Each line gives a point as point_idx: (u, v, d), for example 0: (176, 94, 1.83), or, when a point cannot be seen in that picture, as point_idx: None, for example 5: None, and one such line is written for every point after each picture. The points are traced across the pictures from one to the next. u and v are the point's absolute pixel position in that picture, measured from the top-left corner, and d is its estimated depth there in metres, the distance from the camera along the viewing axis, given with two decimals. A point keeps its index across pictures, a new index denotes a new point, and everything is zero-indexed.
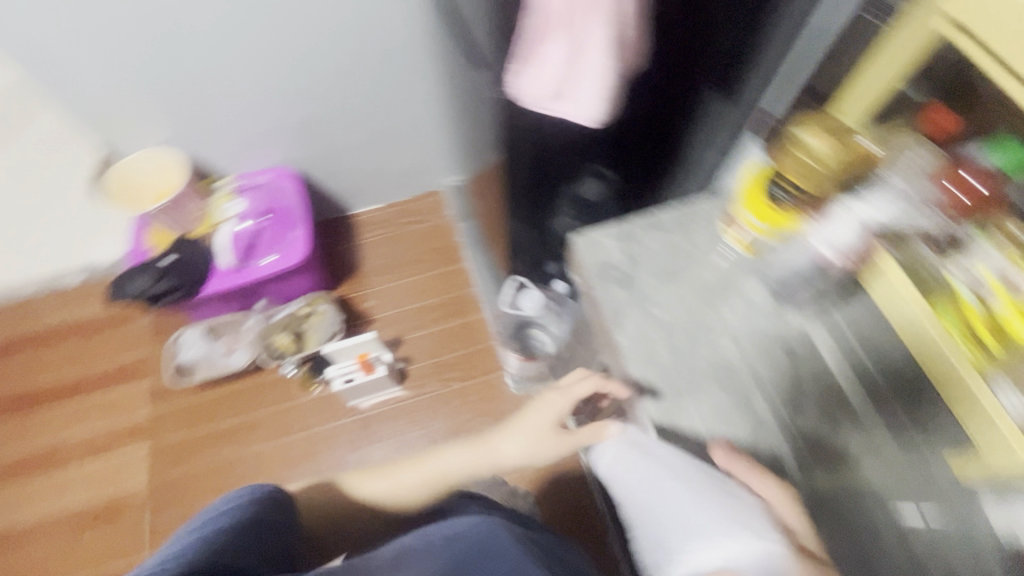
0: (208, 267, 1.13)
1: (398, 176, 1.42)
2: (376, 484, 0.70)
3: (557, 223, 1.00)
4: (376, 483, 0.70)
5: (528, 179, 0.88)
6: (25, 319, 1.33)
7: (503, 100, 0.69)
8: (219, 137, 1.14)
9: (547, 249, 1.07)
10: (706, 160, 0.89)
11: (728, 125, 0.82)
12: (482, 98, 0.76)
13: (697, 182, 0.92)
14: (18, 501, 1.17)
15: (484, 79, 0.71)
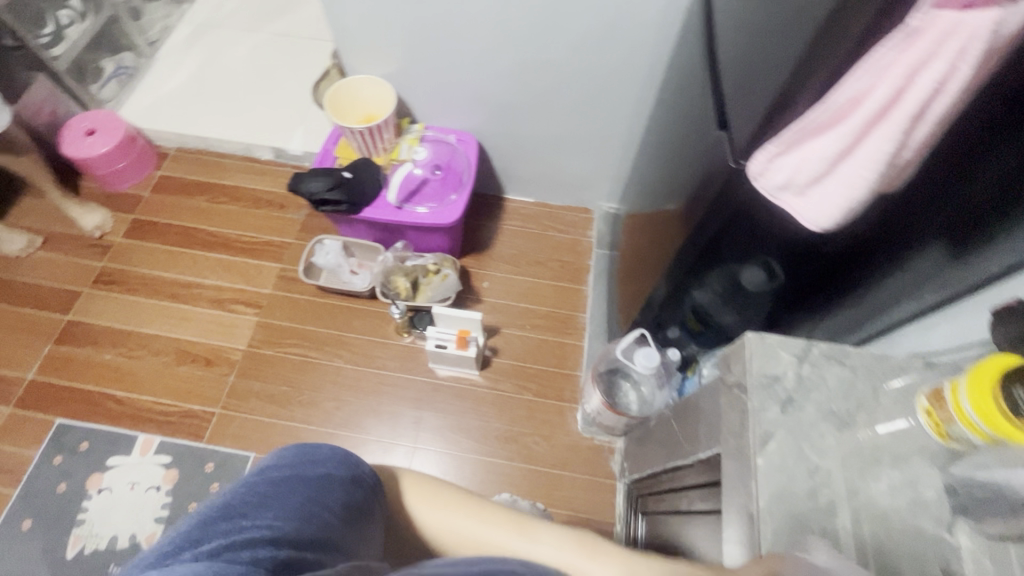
0: (374, 195, 1.21)
1: (562, 182, 1.44)
2: (447, 524, 0.61)
3: (701, 302, 0.96)
4: (448, 527, 0.61)
5: (699, 262, 0.84)
6: (217, 173, 1.54)
7: (721, 172, 0.67)
8: (429, 90, 1.22)
9: (678, 318, 1.03)
10: (890, 310, 0.75)
11: (932, 288, 0.67)
12: (698, 155, 0.74)
13: (870, 327, 0.79)
14: (147, 313, 1.33)
15: (709, 138, 0.69)
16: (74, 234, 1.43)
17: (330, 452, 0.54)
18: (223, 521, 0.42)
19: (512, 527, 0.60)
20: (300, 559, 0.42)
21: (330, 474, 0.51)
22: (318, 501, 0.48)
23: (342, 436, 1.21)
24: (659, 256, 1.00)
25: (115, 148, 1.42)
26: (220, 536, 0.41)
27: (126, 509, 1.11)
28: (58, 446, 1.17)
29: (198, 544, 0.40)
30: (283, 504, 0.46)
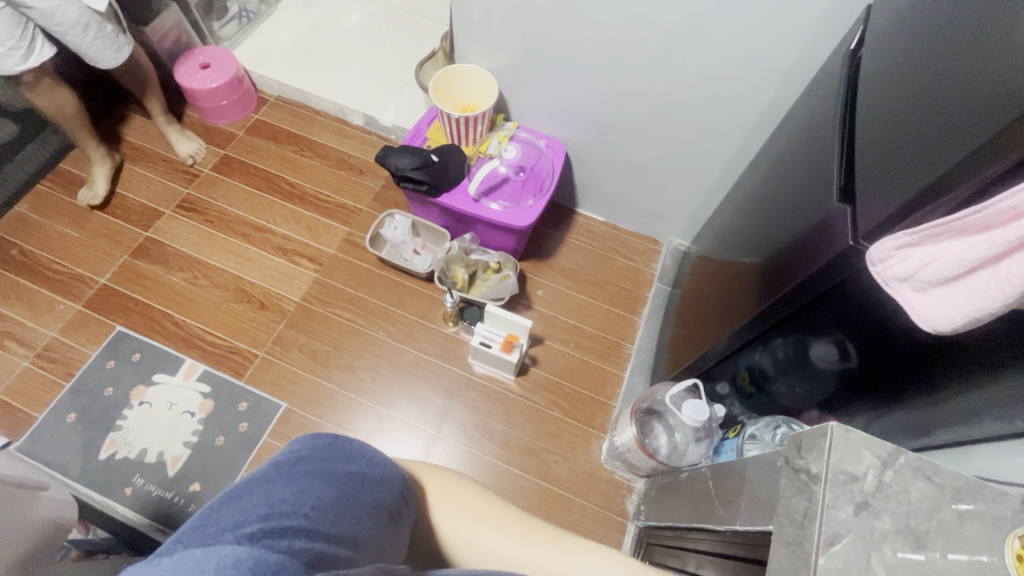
0: (454, 183, 1.22)
1: (638, 209, 1.42)
2: (469, 526, 0.66)
3: (758, 367, 0.92)
4: (470, 527, 0.66)
5: (763, 334, 0.81)
6: (307, 129, 1.59)
7: (821, 247, 0.64)
8: (531, 92, 1.22)
9: (733, 375, 1.00)
10: (963, 425, 0.68)
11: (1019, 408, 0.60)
12: (799, 221, 0.71)
13: (932, 443, 0.72)
14: (217, 246, 1.39)
15: (819, 207, 0.66)
16: (169, 157, 1.51)
17: (359, 449, 0.56)
18: (264, 503, 0.44)
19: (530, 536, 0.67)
20: (329, 554, 0.44)
21: (357, 472, 0.54)
22: (345, 497, 0.50)
23: (369, 408, 1.23)
24: (724, 308, 0.96)
25: (223, 86, 1.49)
26: (263, 519, 0.42)
27: (161, 426, 1.17)
28: (114, 352, 1.24)
29: (245, 525, 0.41)
30: (315, 496, 0.48)
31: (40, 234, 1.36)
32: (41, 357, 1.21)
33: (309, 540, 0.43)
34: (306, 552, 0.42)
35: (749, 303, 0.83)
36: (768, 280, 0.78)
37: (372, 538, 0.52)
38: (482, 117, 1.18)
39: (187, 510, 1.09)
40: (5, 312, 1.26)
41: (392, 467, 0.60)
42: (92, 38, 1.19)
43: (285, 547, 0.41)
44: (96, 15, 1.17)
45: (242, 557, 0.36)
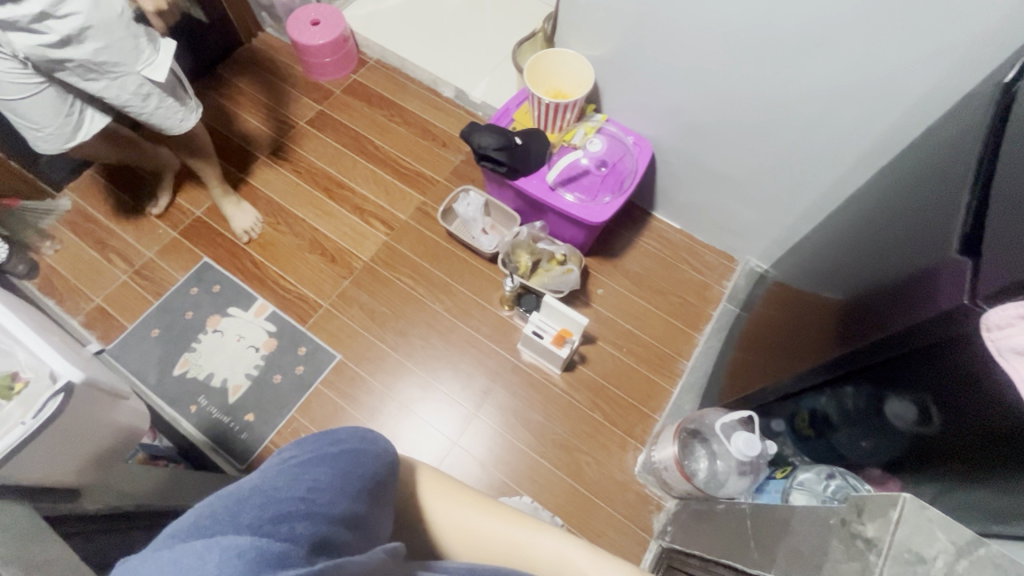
0: (533, 168, 1.20)
1: (717, 222, 1.35)
2: (458, 511, 0.68)
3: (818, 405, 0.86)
4: (458, 512, 0.68)
5: (832, 377, 0.75)
6: (399, 95, 1.63)
7: (920, 294, 0.58)
8: (627, 87, 1.18)
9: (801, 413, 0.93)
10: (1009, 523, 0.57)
11: None
12: (903, 266, 0.65)
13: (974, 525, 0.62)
14: (300, 196, 1.46)
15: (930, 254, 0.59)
16: (270, 105, 1.59)
17: (355, 432, 0.59)
18: (261, 493, 0.46)
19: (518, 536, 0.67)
20: (331, 538, 0.46)
21: (351, 449, 0.56)
22: (344, 475, 0.53)
23: (415, 374, 1.26)
24: (795, 343, 0.90)
25: (329, 44, 1.55)
26: (260, 508, 0.44)
27: (228, 357, 1.26)
28: (198, 280, 1.34)
29: (242, 514, 0.43)
30: (308, 479, 0.50)
31: (149, 159, 1.47)
32: (138, 274, 1.34)
33: (309, 524, 0.45)
34: (307, 536, 0.44)
35: (827, 338, 0.77)
36: (851, 322, 0.72)
37: (374, 510, 0.54)
38: (572, 105, 1.15)
39: (239, 436, 1.17)
40: (112, 226, 1.38)
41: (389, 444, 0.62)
42: (154, 108, 1.06)
43: (286, 534, 0.43)
44: (157, 86, 1.03)
45: (246, 545, 0.38)
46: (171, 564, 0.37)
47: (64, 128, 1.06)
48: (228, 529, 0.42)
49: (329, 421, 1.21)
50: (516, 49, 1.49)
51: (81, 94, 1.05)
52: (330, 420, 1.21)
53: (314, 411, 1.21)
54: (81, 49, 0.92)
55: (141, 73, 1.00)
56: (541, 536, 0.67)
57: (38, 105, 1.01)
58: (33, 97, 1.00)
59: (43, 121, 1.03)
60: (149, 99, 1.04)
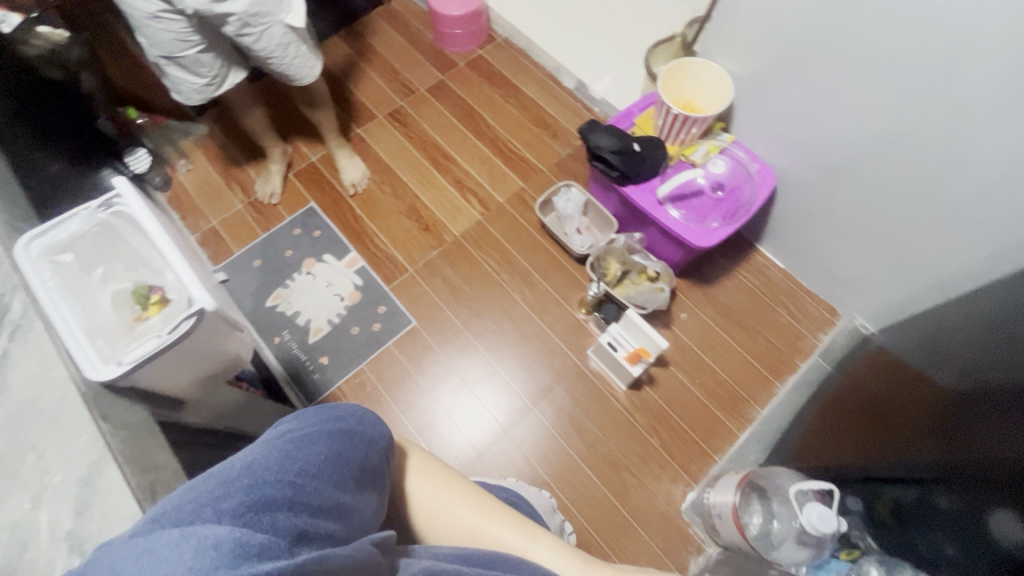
0: (645, 178, 1.16)
1: (830, 270, 1.25)
2: (440, 498, 0.72)
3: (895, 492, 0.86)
4: (440, 499, 0.72)
5: (927, 476, 0.77)
6: (519, 77, 1.62)
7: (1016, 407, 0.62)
8: (764, 112, 1.11)
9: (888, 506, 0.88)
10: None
11: None
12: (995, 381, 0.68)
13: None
14: (408, 161, 1.50)
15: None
16: (396, 66, 1.64)
17: (348, 412, 0.58)
18: (246, 475, 0.42)
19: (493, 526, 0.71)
20: (319, 528, 0.43)
21: (342, 433, 0.54)
22: (336, 458, 0.51)
23: (482, 356, 1.28)
24: (879, 428, 0.91)
25: (464, 16, 1.56)
26: (244, 492, 0.40)
27: (315, 300, 1.33)
28: (302, 222, 1.42)
29: (224, 500, 0.39)
30: (302, 461, 0.47)
31: (279, 100, 1.55)
32: (252, 205, 1.44)
33: (295, 513, 0.42)
34: (291, 526, 0.41)
35: (921, 432, 0.79)
36: (945, 420, 0.75)
37: (363, 497, 0.52)
38: (701, 120, 1.09)
39: (310, 375, 1.25)
40: (237, 157, 1.48)
41: (381, 430, 0.61)
42: (291, 57, 1.12)
43: (267, 525, 0.40)
44: (296, 32, 1.09)
45: (223, 537, 0.35)
46: (139, 554, 0.33)
47: (211, 81, 1.15)
48: (207, 516, 0.38)
49: (393, 381, 1.25)
50: (650, 51, 1.43)
51: (224, 45, 1.11)
52: (393, 381, 1.25)
53: (382, 368, 1.26)
54: (239, 3, 0.97)
55: (284, 21, 1.05)
56: (512, 534, 0.71)
57: (193, 61, 1.09)
58: (190, 53, 1.06)
59: (194, 75, 1.12)
60: (288, 49, 1.10)
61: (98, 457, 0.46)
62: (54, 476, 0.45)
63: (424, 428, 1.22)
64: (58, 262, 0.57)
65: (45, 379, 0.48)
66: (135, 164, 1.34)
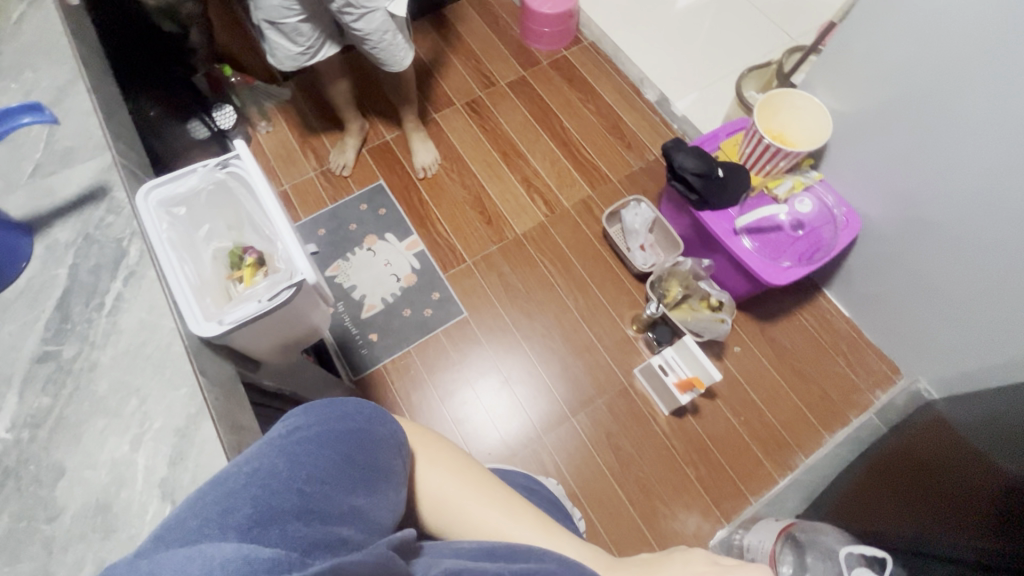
0: (724, 205, 1.12)
1: (900, 327, 1.20)
2: (453, 489, 0.66)
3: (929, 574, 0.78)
4: (454, 490, 0.66)
5: (975, 561, 0.70)
6: (601, 83, 1.60)
7: None
8: (860, 155, 1.06)
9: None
10: None
11: None
12: None
13: None
14: (479, 152, 1.50)
15: None
16: (480, 56, 1.64)
17: (356, 407, 0.51)
18: (253, 485, 0.38)
19: (512, 512, 0.66)
20: (333, 535, 0.39)
21: (354, 430, 0.48)
22: (348, 461, 0.45)
23: (527, 358, 1.28)
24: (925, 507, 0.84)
25: (555, 15, 1.55)
26: (252, 505, 0.37)
27: (373, 277, 1.35)
28: (370, 199, 1.44)
29: (231, 515, 0.36)
30: (312, 465, 0.42)
31: (363, 75, 1.58)
32: (324, 174, 1.46)
33: (306, 523, 0.38)
34: (302, 537, 0.37)
35: (968, 514, 0.74)
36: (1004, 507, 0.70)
37: (382, 496, 0.47)
38: (793, 155, 1.06)
39: (359, 349, 1.27)
40: (316, 125, 1.51)
41: (392, 425, 0.55)
42: (385, 43, 1.13)
43: (276, 538, 0.36)
44: (395, 20, 1.10)
45: (230, 557, 0.32)
46: None
47: (304, 52, 1.16)
48: (214, 533, 0.35)
49: (436, 369, 1.26)
50: (741, 75, 1.39)
51: (324, 19, 1.13)
52: (437, 368, 1.27)
53: (428, 354, 1.27)
54: None
55: (387, 9, 1.06)
56: (530, 532, 0.65)
57: (293, 30, 1.10)
58: (291, 22, 1.08)
59: (291, 43, 1.14)
60: (384, 35, 1.11)
61: (197, 410, 0.48)
62: (154, 422, 0.47)
63: (460, 420, 1.22)
64: (174, 214, 0.61)
65: (156, 326, 0.51)
66: (222, 121, 1.35)
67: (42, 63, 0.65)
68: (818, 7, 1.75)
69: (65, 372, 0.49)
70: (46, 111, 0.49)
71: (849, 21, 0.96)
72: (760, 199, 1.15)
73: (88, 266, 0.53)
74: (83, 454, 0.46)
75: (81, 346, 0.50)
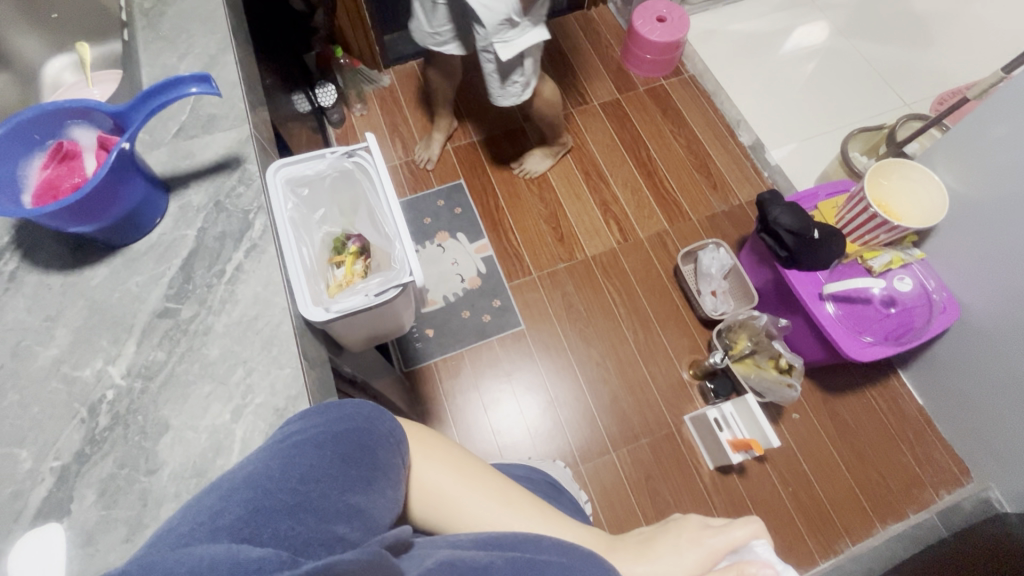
0: (815, 267, 1.07)
1: (979, 426, 1.12)
2: (451, 485, 0.55)
3: None
4: (453, 486, 0.55)
5: None
6: (695, 119, 1.57)
7: None
8: (973, 242, 1.00)
9: None
10: None
11: None
12: None
13: None
14: (562, 167, 1.50)
15: None
16: (577, 71, 1.63)
17: (351, 411, 0.44)
18: (245, 486, 0.35)
19: (512, 503, 0.56)
20: (328, 534, 0.34)
21: (355, 429, 0.42)
22: (348, 460, 0.40)
23: (576, 382, 1.26)
24: None
25: (662, 44, 1.53)
26: (244, 504, 0.34)
27: (438, 273, 1.36)
28: (447, 196, 1.46)
29: (222, 516, 0.33)
30: (313, 463, 0.38)
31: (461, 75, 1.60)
32: (407, 164, 1.49)
33: (300, 521, 0.34)
34: (294, 538, 0.33)
35: None
36: None
37: (384, 497, 0.41)
38: (900, 230, 1.00)
39: (414, 342, 1.28)
40: (408, 116, 1.54)
41: (392, 421, 0.48)
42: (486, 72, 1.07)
43: (268, 538, 0.33)
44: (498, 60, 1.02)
45: (217, 556, 0.29)
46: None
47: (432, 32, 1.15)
48: (203, 537, 0.32)
49: (484, 377, 1.26)
50: (849, 135, 1.34)
51: (459, 16, 1.10)
52: (486, 376, 1.26)
53: (478, 359, 1.28)
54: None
55: (494, 44, 0.98)
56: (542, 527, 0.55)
57: (430, 8, 1.10)
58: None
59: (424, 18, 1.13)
60: (484, 62, 1.05)
61: (297, 392, 0.49)
62: (256, 397, 0.48)
63: (500, 432, 1.22)
64: (297, 194, 0.64)
65: (269, 302, 0.52)
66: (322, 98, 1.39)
67: (197, 30, 0.68)
68: (937, 74, 1.67)
69: (181, 331, 0.51)
70: (212, 83, 0.51)
71: (991, 102, 0.91)
72: (852, 267, 1.09)
73: (215, 232, 0.55)
74: (187, 415, 0.47)
75: (199, 309, 0.52)
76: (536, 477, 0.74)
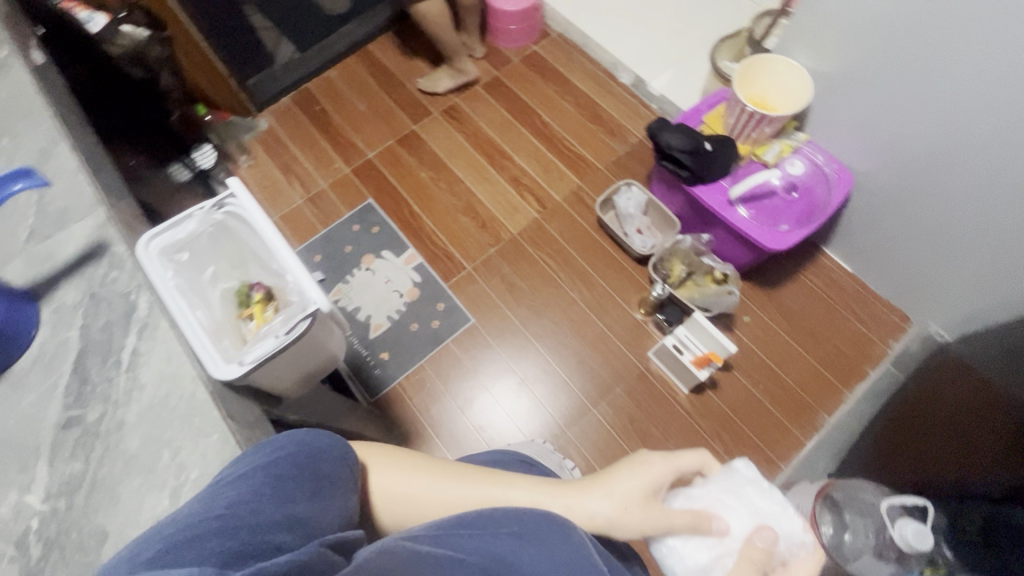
0: (717, 177, 1.12)
1: (903, 274, 1.21)
2: (401, 481, 0.56)
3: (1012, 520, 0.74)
4: (404, 480, 0.56)
5: None
6: (575, 74, 1.60)
7: None
8: (845, 111, 1.06)
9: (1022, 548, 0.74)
10: None
11: None
12: None
13: None
14: (464, 158, 1.50)
15: None
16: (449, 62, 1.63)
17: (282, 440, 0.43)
18: (164, 523, 0.33)
19: (458, 474, 0.57)
20: (264, 545, 0.33)
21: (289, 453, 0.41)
22: (282, 480, 0.38)
23: (541, 355, 1.27)
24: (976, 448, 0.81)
25: (519, 12, 1.54)
26: (163, 538, 0.31)
27: (375, 296, 1.34)
28: (361, 219, 1.43)
29: (141, 552, 0.30)
30: (241, 487, 0.36)
31: (338, 98, 1.57)
32: (311, 201, 1.45)
33: (232, 537, 0.32)
34: (223, 554, 0.31)
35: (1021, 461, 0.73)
36: None
37: (327, 509, 0.39)
38: (778, 119, 1.06)
39: (372, 370, 1.26)
40: (297, 153, 1.50)
41: (332, 439, 0.47)
42: None
43: (193, 559, 0.30)
44: None
45: None
46: None
47: None
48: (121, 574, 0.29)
49: (452, 380, 1.26)
50: (715, 47, 1.40)
51: None
52: (453, 378, 1.26)
53: (441, 365, 1.27)
54: None
55: None
56: (520, 496, 0.55)
57: None
58: None
59: None
60: None
61: (230, 455, 0.47)
62: (190, 473, 0.46)
63: (483, 427, 1.22)
64: (178, 260, 0.63)
65: (176, 376, 0.50)
66: (202, 161, 1.34)
67: (22, 128, 0.64)
68: None
69: (92, 435, 0.48)
70: (36, 173, 0.49)
71: None
72: (751, 166, 1.15)
73: (99, 325, 0.53)
74: (123, 515, 0.45)
75: (104, 407, 0.49)
76: (508, 457, 0.75)
